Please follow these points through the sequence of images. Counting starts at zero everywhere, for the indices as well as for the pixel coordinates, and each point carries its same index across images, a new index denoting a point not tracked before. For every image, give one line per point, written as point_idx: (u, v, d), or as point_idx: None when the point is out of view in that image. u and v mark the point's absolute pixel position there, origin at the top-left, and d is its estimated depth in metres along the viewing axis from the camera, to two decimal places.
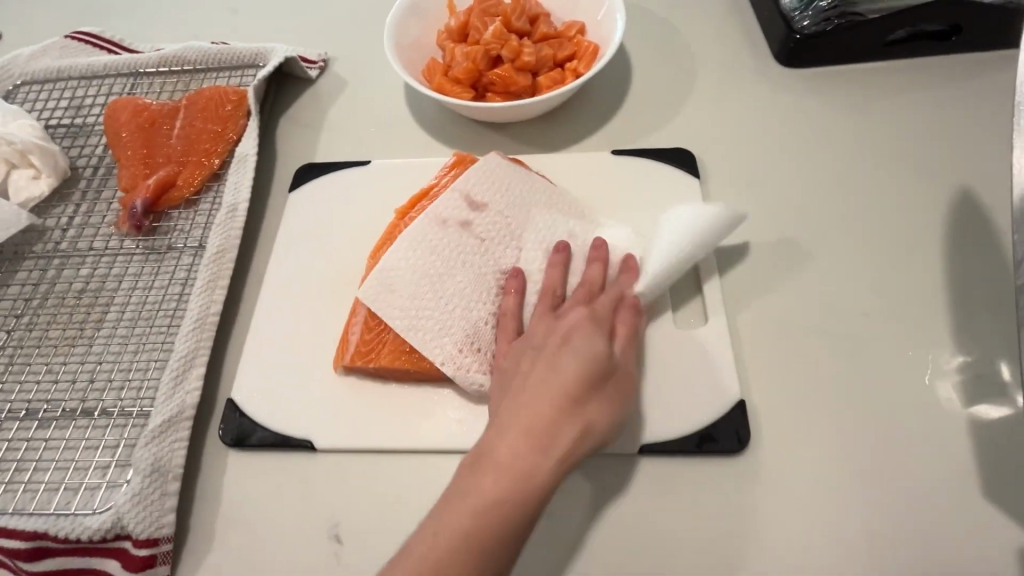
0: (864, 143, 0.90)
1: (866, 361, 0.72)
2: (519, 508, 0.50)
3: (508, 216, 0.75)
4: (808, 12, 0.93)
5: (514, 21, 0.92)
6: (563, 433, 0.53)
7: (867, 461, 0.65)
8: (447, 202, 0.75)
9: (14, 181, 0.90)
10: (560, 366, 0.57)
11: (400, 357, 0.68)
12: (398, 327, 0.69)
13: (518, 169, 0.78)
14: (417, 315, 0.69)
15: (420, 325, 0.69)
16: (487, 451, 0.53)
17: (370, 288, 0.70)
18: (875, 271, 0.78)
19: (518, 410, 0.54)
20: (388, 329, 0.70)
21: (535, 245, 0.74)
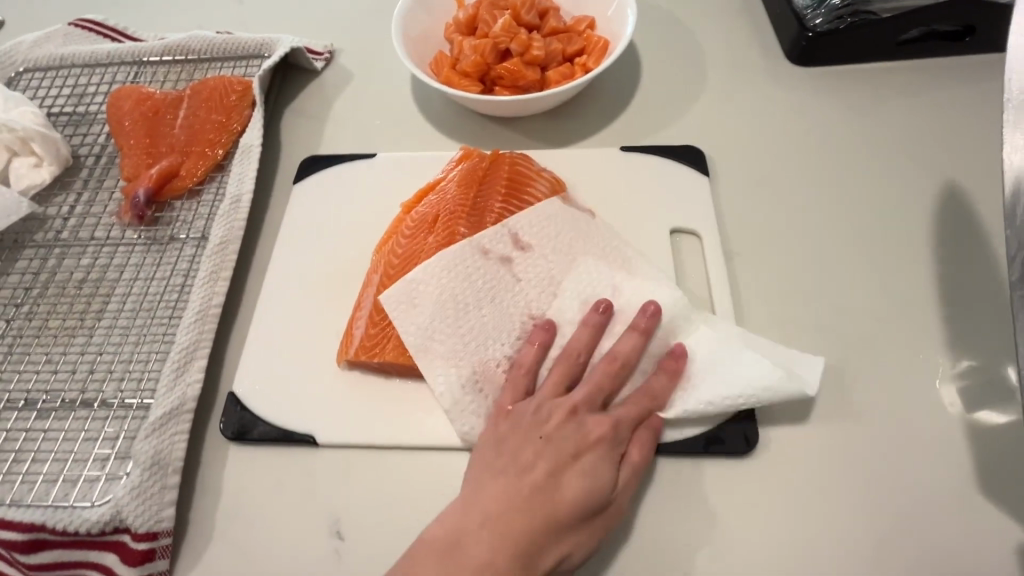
0: (876, 143, 0.89)
1: (877, 364, 0.71)
2: None
3: (552, 262, 0.72)
4: (821, 10, 0.92)
5: (524, 15, 0.91)
6: (544, 550, 0.53)
7: (875, 464, 0.64)
8: (493, 236, 0.73)
9: (16, 169, 0.89)
10: (562, 483, 0.56)
11: (405, 353, 0.67)
12: (406, 336, 0.67)
13: (573, 214, 0.75)
14: (431, 337, 0.67)
15: (432, 346, 0.67)
16: (463, 545, 0.53)
17: (390, 296, 0.69)
18: (885, 273, 0.77)
19: (507, 552, 0.52)
20: (394, 325, 0.69)
21: (572, 295, 0.70)
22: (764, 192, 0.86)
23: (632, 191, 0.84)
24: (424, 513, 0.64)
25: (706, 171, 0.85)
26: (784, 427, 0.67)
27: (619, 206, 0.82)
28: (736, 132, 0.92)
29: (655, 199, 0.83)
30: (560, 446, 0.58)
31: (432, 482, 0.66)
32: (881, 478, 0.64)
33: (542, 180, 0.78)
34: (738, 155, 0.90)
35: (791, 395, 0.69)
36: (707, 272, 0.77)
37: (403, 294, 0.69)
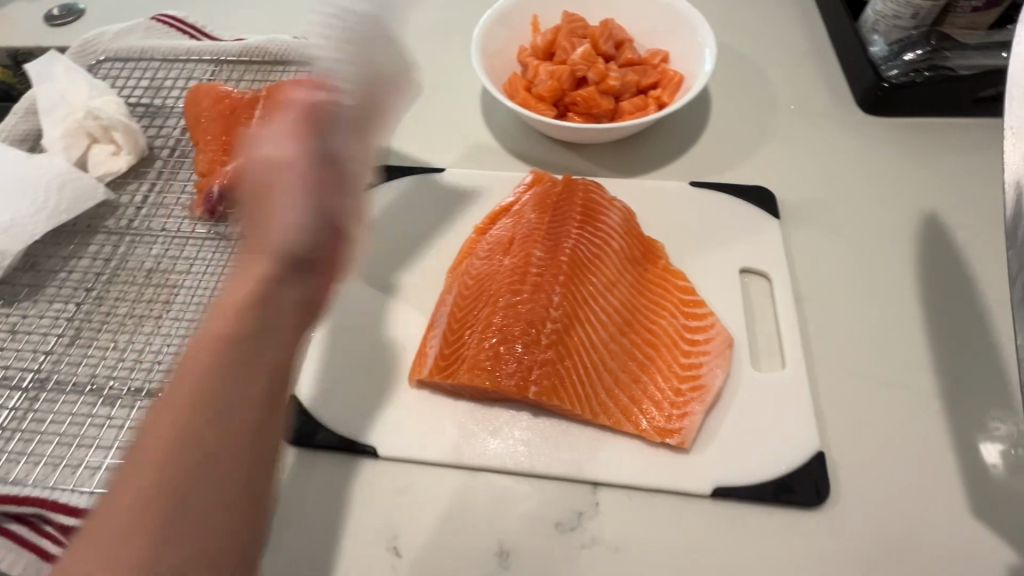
0: (947, 198, 0.88)
1: (954, 422, 0.68)
2: (202, 430, 0.42)
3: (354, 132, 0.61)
4: (897, 63, 0.93)
5: (602, 45, 0.93)
6: (196, 357, 0.45)
7: (951, 530, 0.62)
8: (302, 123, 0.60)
9: (95, 157, 0.91)
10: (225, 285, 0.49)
11: (478, 373, 0.66)
12: (480, 347, 0.68)
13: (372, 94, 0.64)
14: (495, 359, 0.67)
15: (502, 366, 0.66)
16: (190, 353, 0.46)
17: (434, 337, 0.72)
18: (958, 331, 0.75)
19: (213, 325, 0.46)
20: (467, 346, 0.69)
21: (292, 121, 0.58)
22: (832, 237, 0.85)
23: (701, 228, 0.83)
24: (484, 537, 0.63)
25: (775, 212, 0.85)
26: (857, 482, 0.65)
27: (687, 242, 0.82)
28: (804, 175, 0.92)
29: (722, 237, 0.82)
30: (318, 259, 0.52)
31: (492, 505, 0.65)
32: (957, 546, 0.61)
33: (613, 208, 0.78)
34: (806, 199, 0.89)
35: (862, 448, 0.67)
36: (777, 315, 0.77)
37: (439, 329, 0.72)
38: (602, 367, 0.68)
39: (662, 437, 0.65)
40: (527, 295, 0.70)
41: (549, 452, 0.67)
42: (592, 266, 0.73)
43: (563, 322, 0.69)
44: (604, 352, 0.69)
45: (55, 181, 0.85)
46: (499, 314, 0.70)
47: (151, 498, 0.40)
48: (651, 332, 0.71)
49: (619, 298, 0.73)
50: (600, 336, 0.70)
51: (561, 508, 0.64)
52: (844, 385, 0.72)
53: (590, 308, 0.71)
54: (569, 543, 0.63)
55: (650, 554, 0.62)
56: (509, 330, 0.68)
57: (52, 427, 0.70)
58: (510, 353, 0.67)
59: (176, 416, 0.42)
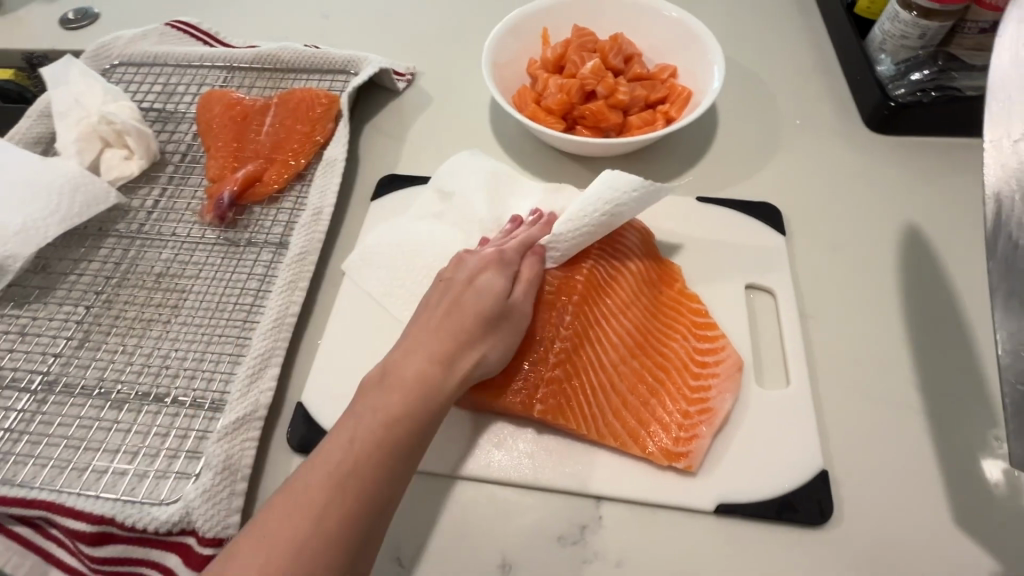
0: (953, 217, 0.89)
1: (958, 442, 0.69)
2: (390, 451, 0.55)
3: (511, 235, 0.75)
4: (904, 82, 0.95)
5: (611, 58, 0.94)
6: (406, 373, 0.60)
7: (954, 551, 0.62)
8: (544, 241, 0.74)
9: (107, 161, 0.92)
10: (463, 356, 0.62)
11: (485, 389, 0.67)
12: None
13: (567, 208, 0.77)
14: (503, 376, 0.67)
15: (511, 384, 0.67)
16: (395, 371, 0.60)
17: None
18: (962, 351, 0.76)
19: (410, 363, 0.61)
20: None
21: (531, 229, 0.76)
22: (837, 255, 0.85)
23: (707, 243, 0.84)
24: (487, 549, 0.63)
25: (781, 228, 0.86)
26: (860, 501, 0.65)
27: (692, 256, 0.83)
28: (810, 192, 0.93)
29: (729, 253, 0.83)
30: (456, 320, 0.64)
31: (495, 517, 0.65)
32: (958, 566, 0.61)
33: (631, 229, 0.79)
34: (812, 215, 0.90)
35: (866, 467, 0.67)
36: (782, 332, 0.77)
37: None
38: (610, 388, 0.68)
39: (669, 460, 0.65)
40: (537, 313, 0.71)
41: (554, 467, 0.67)
42: (605, 286, 0.74)
43: (573, 341, 0.69)
44: (612, 373, 0.69)
45: (67, 185, 0.86)
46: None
47: (331, 506, 0.51)
48: (660, 354, 0.72)
49: (630, 319, 0.73)
50: (609, 356, 0.70)
51: (564, 522, 0.65)
52: (848, 403, 0.72)
53: (600, 328, 0.71)
54: (572, 556, 0.63)
55: (652, 570, 0.62)
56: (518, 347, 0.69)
57: (59, 429, 0.70)
58: (518, 371, 0.68)
59: (360, 429, 0.56)
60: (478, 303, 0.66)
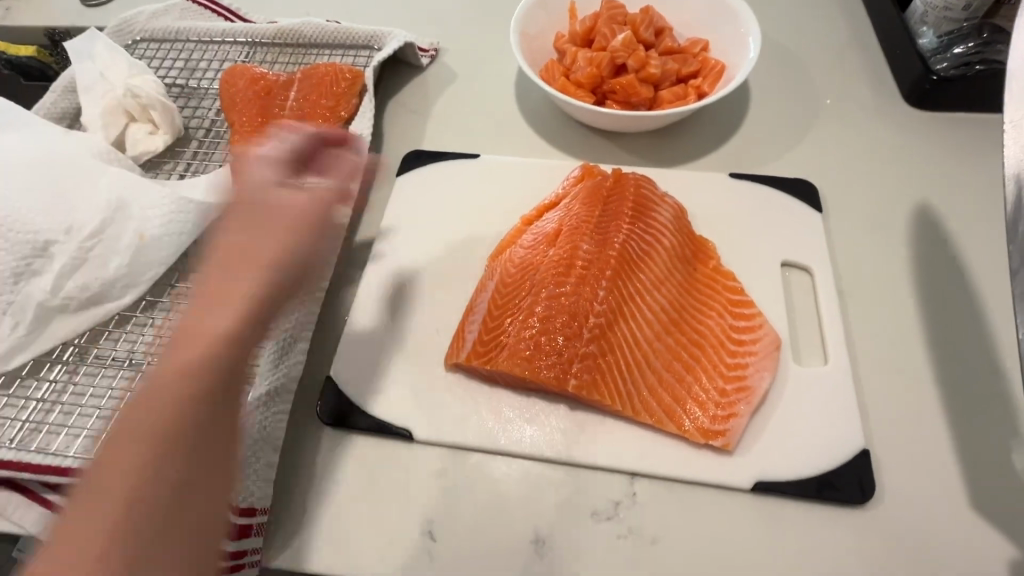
0: (995, 195, 0.86)
1: (1002, 423, 0.67)
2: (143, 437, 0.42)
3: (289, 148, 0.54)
4: (947, 55, 0.91)
5: (642, 31, 0.91)
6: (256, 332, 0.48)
7: (1001, 532, 0.60)
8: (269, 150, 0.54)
9: (146, 199, 0.79)
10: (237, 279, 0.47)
11: (518, 364, 0.66)
12: (521, 336, 0.68)
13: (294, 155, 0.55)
14: (535, 351, 0.66)
15: (544, 357, 0.66)
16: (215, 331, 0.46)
17: (471, 326, 0.71)
18: (1007, 333, 0.73)
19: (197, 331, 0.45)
20: (507, 333, 0.69)
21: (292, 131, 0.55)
22: (876, 233, 0.83)
23: (737, 220, 0.82)
24: (520, 525, 0.62)
25: (816, 204, 0.83)
26: (900, 481, 0.64)
27: (726, 233, 0.81)
28: (844, 169, 0.90)
29: (760, 231, 0.81)
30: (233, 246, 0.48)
31: (530, 492, 0.64)
32: (1007, 548, 0.59)
33: (665, 205, 0.77)
34: (848, 194, 0.87)
35: (908, 447, 0.65)
36: (818, 310, 0.75)
37: (477, 316, 0.72)
38: (645, 363, 0.67)
39: (706, 439, 0.64)
40: (570, 287, 0.69)
41: (588, 443, 0.66)
42: (640, 262, 0.72)
43: (607, 316, 0.68)
44: (647, 350, 0.68)
45: (131, 244, 0.76)
46: (542, 304, 0.69)
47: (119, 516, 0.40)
48: (695, 330, 0.70)
49: (664, 295, 0.72)
50: (644, 333, 0.69)
51: (598, 497, 0.64)
52: (887, 383, 0.70)
53: (635, 304, 0.70)
54: (607, 533, 0.62)
55: (688, 547, 0.61)
56: (551, 321, 0.68)
57: (91, 400, 0.71)
58: (551, 344, 0.66)
59: (174, 386, 0.43)
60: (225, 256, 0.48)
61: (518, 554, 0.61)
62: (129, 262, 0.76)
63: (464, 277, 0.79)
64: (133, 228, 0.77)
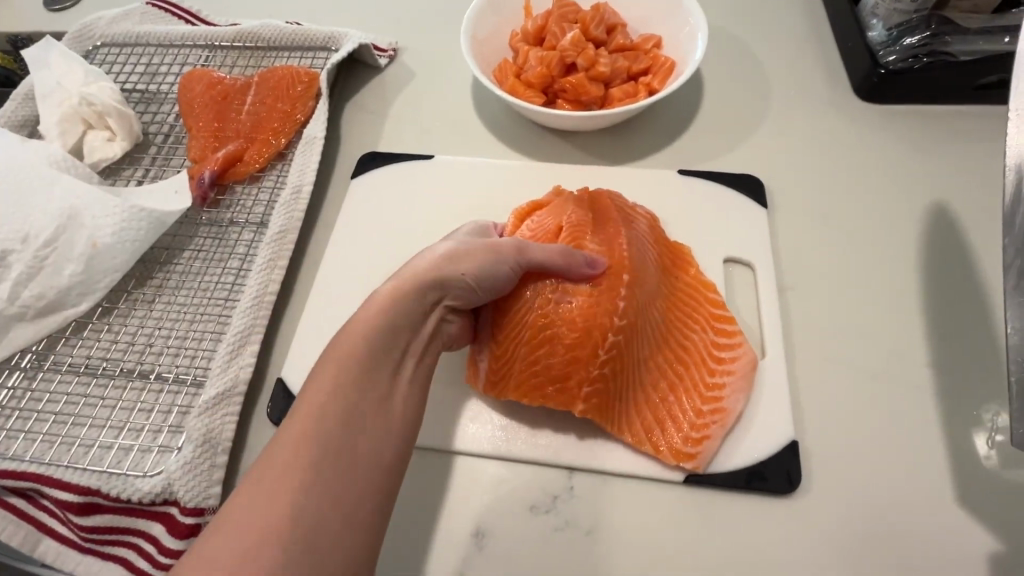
0: (940, 185, 0.87)
1: (929, 412, 0.69)
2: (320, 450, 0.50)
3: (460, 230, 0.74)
4: (895, 47, 0.91)
5: (592, 29, 0.92)
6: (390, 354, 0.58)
7: (920, 516, 0.63)
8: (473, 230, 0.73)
9: (96, 208, 0.80)
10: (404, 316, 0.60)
11: (527, 393, 0.66)
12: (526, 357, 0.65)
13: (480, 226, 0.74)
14: (538, 375, 0.65)
15: (544, 381, 0.65)
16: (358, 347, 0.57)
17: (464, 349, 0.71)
18: (942, 323, 0.75)
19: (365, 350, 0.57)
20: (513, 352, 0.66)
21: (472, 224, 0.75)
22: (825, 226, 0.84)
23: (685, 217, 0.83)
24: (461, 520, 0.65)
25: (762, 199, 0.85)
26: (828, 470, 0.66)
27: (671, 230, 0.82)
28: (794, 163, 0.91)
29: (707, 227, 0.82)
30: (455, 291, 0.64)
31: (470, 488, 0.66)
32: (924, 532, 0.62)
33: (637, 214, 0.76)
34: (796, 188, 0.88)
35: (837, 438, 0.68)
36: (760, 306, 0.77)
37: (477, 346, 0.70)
38: (640, 384, 0.67)
39: (677, 461, 0.65)
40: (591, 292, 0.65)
41: (528, 440, 0.68)
42: (646, 272, 0.69)
43: (623, 334, 0.64)
44: (644, 368, 0.67)
45: (85, 252, 0.78)
46: (557, 307, 0.65)
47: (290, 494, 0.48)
48: (686, 349, 0.70)
49: (671, 314, 0.70)
50: (645, 349, 0.67)
51: (538, 491, 0.66)
52: (822, 377, 0.72)
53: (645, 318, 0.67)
54: (546, 525, 0.64)
55: (622, 537, 0.63)
56: (559, 340, 0.64)
57: (48, 405, 0.72)
58: (549, 355, 0.64)
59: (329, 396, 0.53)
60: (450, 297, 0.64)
61: (459, 547, 0.63)
62: (83, 270, 0.77)
63: None
64: (87, 236, 0.78)
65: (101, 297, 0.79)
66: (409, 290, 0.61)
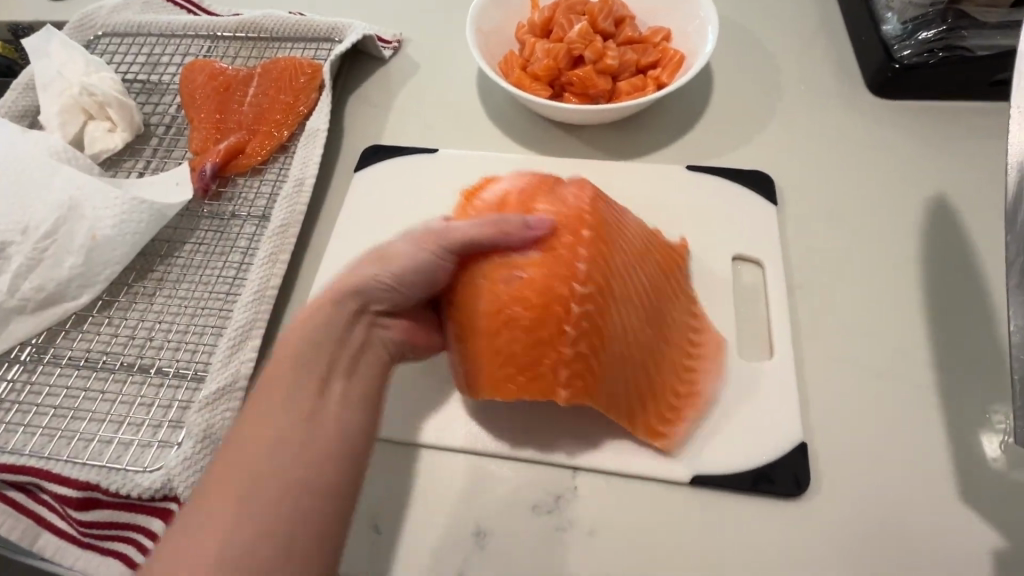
0: (953, 182, 0.85)
1: (939, 414, 0.67)
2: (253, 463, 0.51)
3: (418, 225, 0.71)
4: (910, 42, 0.88)
5: (600, 21, 0.90)
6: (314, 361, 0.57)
7: (930, 519, 0.62)
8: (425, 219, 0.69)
9: (96, 200, 0.79)
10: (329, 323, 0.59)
11: (499, 384, 0.61)
12: (490, 342, 0.61)
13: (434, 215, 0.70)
14: (506, 360, 0.61)
15: (516, 368, 0.60)
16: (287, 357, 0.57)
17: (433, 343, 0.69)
18: (954, 323, 0.73)
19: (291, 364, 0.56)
20: (475, 340, 0.62)
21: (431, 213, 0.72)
22: (834, 224, 0.83)
23: (693, 213, 0.82)
24: (463, 520, 0.64)
25: (771, 195, 0.83)
26: (836, 472, 0.65)
27: (678, 227, 0.81)
28: (804, 159, 0.89)
29: (714, 224, 0.81)
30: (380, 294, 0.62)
31: (472, 487, 0.66)
32: (934, 536, 0.61)
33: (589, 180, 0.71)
34: (806, 185, 0.87)
35: (846, 440, 0.66)
36: (768, 305, 0.75)
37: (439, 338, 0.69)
38: (629, 362, 0.63)
39: (652, 440, 0.64)
40: (545, 265, 0.60)
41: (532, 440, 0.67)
42: (614, 241, 0.64)
43: (591, 309, 0.59)
44: (631, 341, 0.63)
45: (85, 244, 0.77)
46: (509, 286, 0.60)
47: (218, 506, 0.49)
48: (671, 327, 0.68)
49: (643, 278, 0.66)
50: (629, 321, 0.63)
51: (540, 491, 0.65)
52: (831, 377, 0.70)
53: (618, 290, 0.62)
54: (547, 525, 0.63)
55: (625, 538, 0.62)
56: (522, 324, 0.60)
57: (48, 399, 0.72)
58: (510, 339, 0.60)
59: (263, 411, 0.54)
60: (373, 297, 0.62)
61: (460, 547, 0.62)
62: (84, 262, 0.77)
63: None
64: (87, 227, 0.78)
65: (101, 289, 0.79)
66: (332, 300, 0.60)
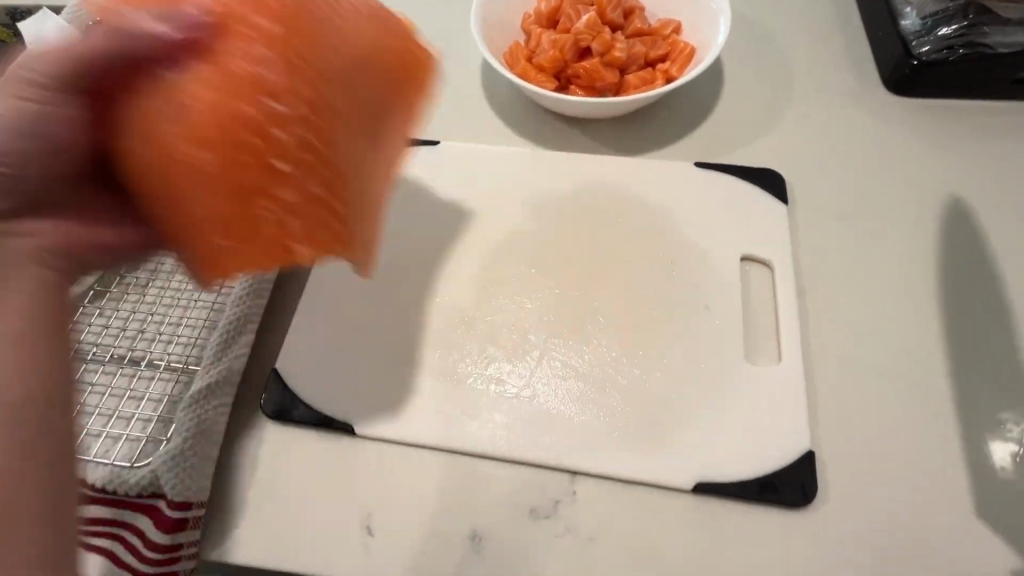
0: (969, 183, 0.83)
1: (951, 422, 0.65)
2: None
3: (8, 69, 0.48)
4: (930, 37, 0.86)
5: (609, 12, 0.87)
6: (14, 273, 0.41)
7: (940, 531, 0.60)
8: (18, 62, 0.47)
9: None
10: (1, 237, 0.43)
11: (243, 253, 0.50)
12: (205, 209, 0.47)
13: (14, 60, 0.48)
14: (179, 229, 0.49)
15: (180, 221, 0.48)
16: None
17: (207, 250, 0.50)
18: (968, 328, 0.71)
19: None
20: (155, 203, 0.48)
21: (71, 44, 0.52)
22: (846, 224, 0.80)
23: (701, 211, 0.80)
24: (459, 523, 0.62)
25: (781, 194, 0.81)
26: (844, 481, 0.62)
27: (684, 224, 0.79)
28: (816, 156, 0.87)
29: (722, 223, 0.78)
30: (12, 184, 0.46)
31: (467, 488, 0.64)
32: (944, 549, 0.59)
33: None
34: (818, 183, 0.84)
35: (855, 447, 0.64)
36: (777, 306, 0.73)
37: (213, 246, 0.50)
38: (312, 203, 0.51)
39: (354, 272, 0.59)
40: (210, 96, 0.46)
41: (530, 442, 0.65)
42: (298, 45, 0.48)
43: (307, 132, 0.49)
44: (302, 183, 0.50)
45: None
46: (167, 121, 0.45)
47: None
48: (365, 164, 0.56)
49: (364, 91, 0.54)
50: (298, 136, 0.49)
51: (537, 494, 0.63)
52: (840, 382, 0.68)
53: (251, 113, 0.46)
54: (545, 530, 0.61)
55: (624, 546, 0.60)
56: (232, 176, 0.47)
57: None
58: (197, 198, 0.47)
59: None
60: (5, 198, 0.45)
61: (454, 550, 0.61)
62: None
63: (416, 266, 0.77)
64: None
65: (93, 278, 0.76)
66: None
